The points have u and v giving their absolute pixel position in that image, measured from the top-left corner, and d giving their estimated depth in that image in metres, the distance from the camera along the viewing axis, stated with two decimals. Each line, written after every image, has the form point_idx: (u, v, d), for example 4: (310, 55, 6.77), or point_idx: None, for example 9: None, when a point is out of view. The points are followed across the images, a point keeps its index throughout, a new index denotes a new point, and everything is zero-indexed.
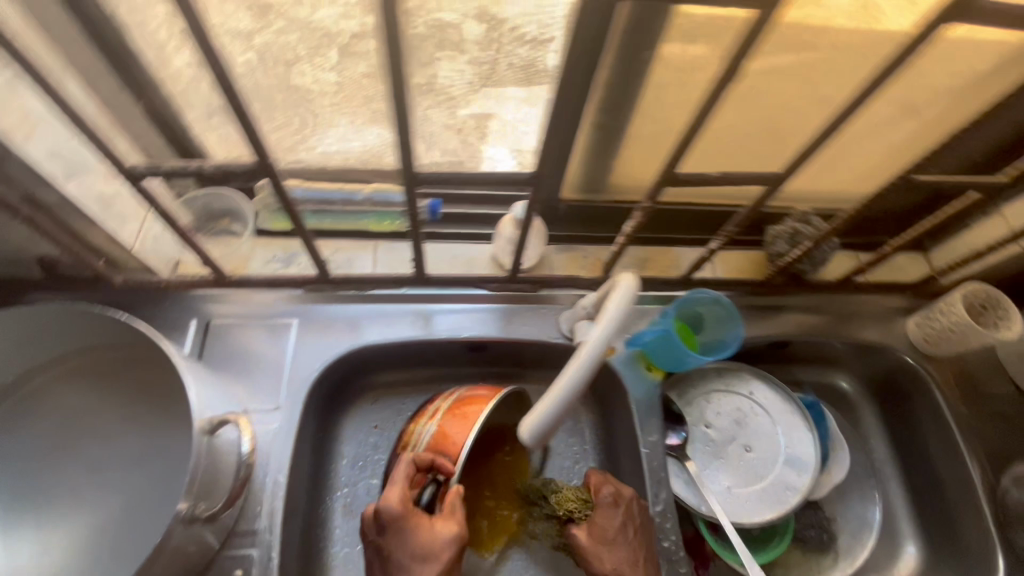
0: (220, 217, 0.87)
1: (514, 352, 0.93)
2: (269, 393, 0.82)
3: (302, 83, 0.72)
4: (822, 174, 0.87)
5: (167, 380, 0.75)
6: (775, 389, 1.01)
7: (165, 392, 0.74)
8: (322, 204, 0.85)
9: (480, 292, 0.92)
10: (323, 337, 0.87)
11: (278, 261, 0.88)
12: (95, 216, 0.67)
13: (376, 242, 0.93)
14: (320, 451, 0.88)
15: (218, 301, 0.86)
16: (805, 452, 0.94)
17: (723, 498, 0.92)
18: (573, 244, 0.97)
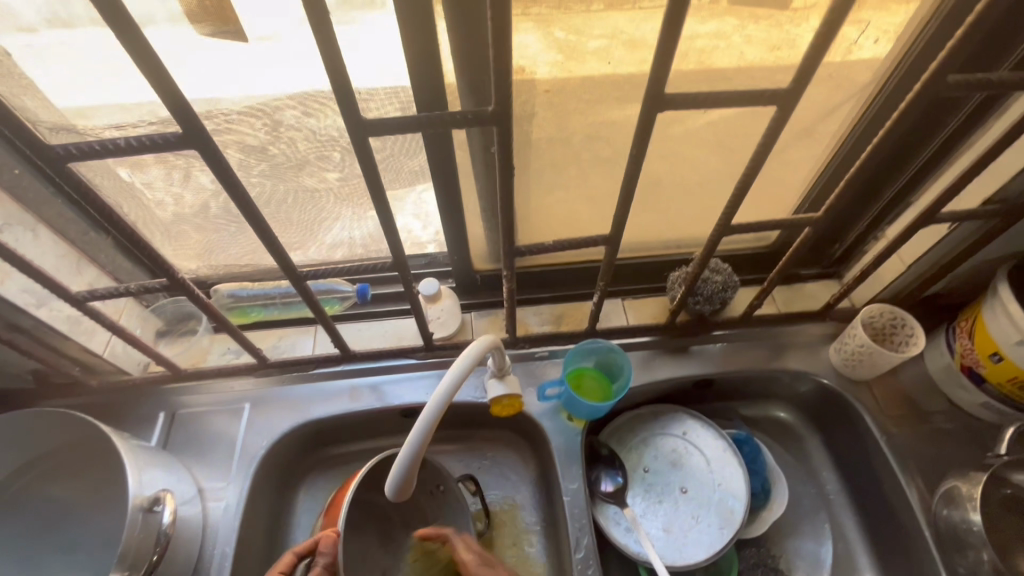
0: (185, 319, 1.03)
1: (446, 414, 1.00)
2: (224, 471, 0.92)
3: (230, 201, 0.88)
4: (702, 221, 0.95)
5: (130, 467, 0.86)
6: (707, 428, 1.03)
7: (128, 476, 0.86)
8: (267, 299, 1.00)
9: (410, 361, 1.01)
10: (271, 416, 0.98)
11: (233, 352, 1.01)
12: (66, 333, 0.82)
13: (317, 327, 1.05)
14: (275, 523, 0.96)
15: (183, 393, 0.99)
16: (738, 488, 0.95)
17: (660, 541, 0.93)
18: (495, 308, 1.06)
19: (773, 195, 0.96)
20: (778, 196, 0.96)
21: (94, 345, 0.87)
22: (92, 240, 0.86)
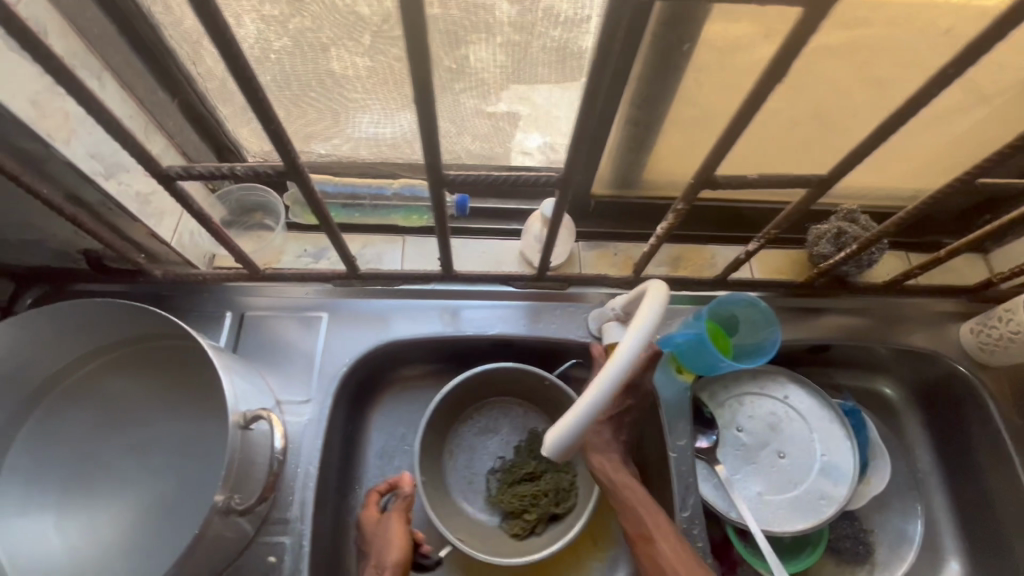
0: (253, 210, 0.90)
1: (539, 351, 0.92)
2: (302, 385, 0.84)
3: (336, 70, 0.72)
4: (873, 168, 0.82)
5: (203, 371, 0.77)
6: (811, 395, 0.97)
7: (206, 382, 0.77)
8: (352, 199, 0.86)
9: (507, 289, 0.92)
10: (351, 331, 0.89)
11: (309, 256, 0.89)
12: (134, 212, 0.69)
13: (405, 237, 0.93)
14: (349, 441, 0.90)
15: (252, 294, 0.89)
16: (843, 460, 0.90)
17: (754, 503, 0.90)
18: (604, 240, 0.94)
19: (957, 149, 0.82)
20: (962, 151, 0.82)
21: (162, 231, 0.74)
22: (161, 103, 0.71)
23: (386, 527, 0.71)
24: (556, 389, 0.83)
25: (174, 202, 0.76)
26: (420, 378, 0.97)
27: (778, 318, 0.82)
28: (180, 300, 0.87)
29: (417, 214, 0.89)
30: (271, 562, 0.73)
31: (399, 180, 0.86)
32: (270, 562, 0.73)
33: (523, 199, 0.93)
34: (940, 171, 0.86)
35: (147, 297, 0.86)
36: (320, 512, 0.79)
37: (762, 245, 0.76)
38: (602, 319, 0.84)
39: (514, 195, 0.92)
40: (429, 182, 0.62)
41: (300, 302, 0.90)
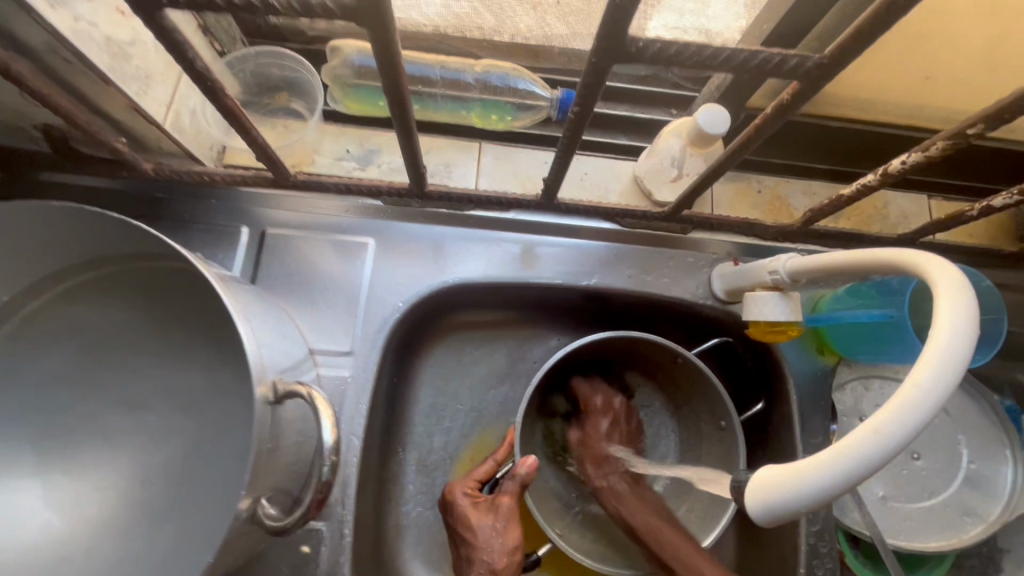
0: (276, 89, 0.66)
1: (640, 309, 0.72)
2: (342, 331, 0.65)
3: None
4: None
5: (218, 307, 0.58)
6: (962, 387, 0.78)
7: (223, 319, 0.58)
8: (418, 84, 0.61)
9: (608, 227, 0.70)
10: (404, 265, 0.68)
11: (353, 159, 0.65)
12: (105, 72, 0.45)
13: (481, 143, 0.69)
14: (394, 399, 0.73)
15: (277, 206, 0.68)
16: (995, 472, 0.74)
17: (877, 510, 0.74)
18: (744, 169, 0.70)
19: None
20: None
21: (151, 105, 0.51)
22: None
23: (497, 518, 0.61)
24: (689, 368, 0.69)
25: (167, 63, 0.52)
26: (482, 327, 0.78)
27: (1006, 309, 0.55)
28: (183, 207, 0.66)
29: (501, 112, 0.64)
30: (304, 553, 0.58)
31: (483, 62, 0.61)
32: (303, 553, 0.58)
33: (643, 106, 0.68)
34: None
35: (139, 199, 0.65)
36: (362, 489, 0.64)
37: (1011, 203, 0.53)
38: (741, 280, 0.63)
39: (634, 97, 0.67)
40: (581, 89, 0.38)
41: (340, 221, 0.69)
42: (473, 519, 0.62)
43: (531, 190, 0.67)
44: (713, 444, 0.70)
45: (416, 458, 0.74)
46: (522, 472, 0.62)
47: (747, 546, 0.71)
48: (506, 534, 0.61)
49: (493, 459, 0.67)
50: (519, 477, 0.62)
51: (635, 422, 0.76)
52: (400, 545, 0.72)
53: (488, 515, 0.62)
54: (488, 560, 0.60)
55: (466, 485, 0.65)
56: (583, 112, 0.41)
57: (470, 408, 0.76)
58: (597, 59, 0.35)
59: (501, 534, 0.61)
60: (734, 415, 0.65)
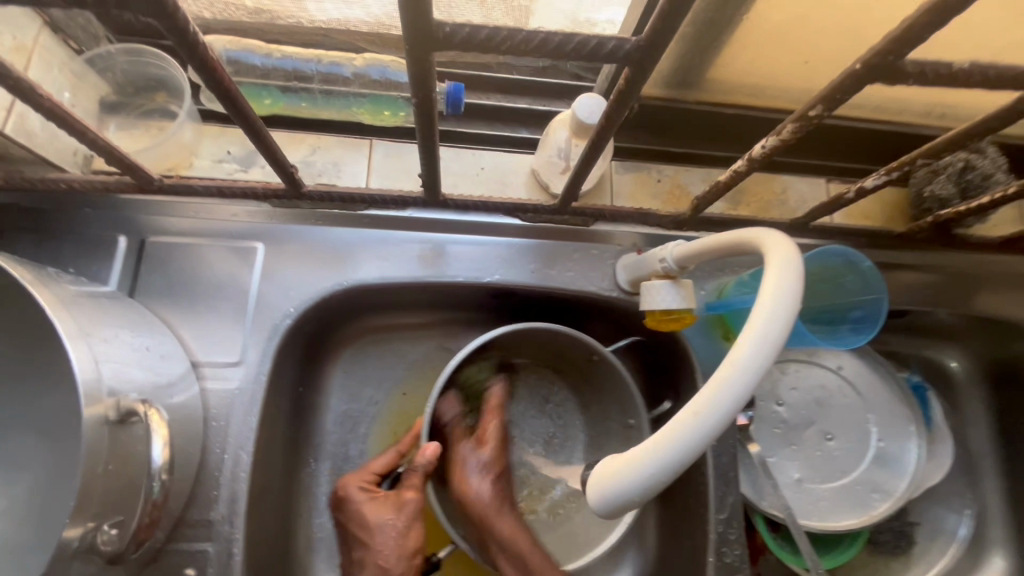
0: (150, 89, 0.62)
1: (549, 304, 0.72)
2: (230, 341, 0.62)
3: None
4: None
5: None
6: (869, 366, 0.80)
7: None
8: (295, 79, 0.60)
9: (509, 222, 0.69)
10: (297, 270, 0.65)
11: (234, 161, 0.63)
12: None
13: (372, 140, 0.67)
14: (300, 409, 0.71)
15: (161, 213, 0.65)
16: (901, 448, 0.76)
17: (792, 493, 0.75)
18: (644, 161, 0.70)
19: None
20: None
21: None
22: None
23: (397, 516, 0.61)
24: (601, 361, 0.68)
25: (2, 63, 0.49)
26: (393, 330, 0.76)
27: (886, 288, 0.58)
28: (53, 218, 0.62)
29: (387, 107, 0.62)
30: None
31: (363, 55, 0.59)
32: None
33: (539, 98, 0.67)
34: None
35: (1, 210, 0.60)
36: (258, 504, 0.61)
37: (884, 183, 0.54)
38: (639, 271, 0.63)
39: (528, 88, 0.66)
40: (411, 76, 0.37)
41: (228, 226, 0.65)
42: (362, 514, 0.61)
43: (418, 186, 0.65)
44: (626, 443, 0.71)
45: (326, 469, 0.72)
46: (421, 463, 0.60)
47: (664, 538, 0.71)
48: (404, 535, 0.60)
49: (395, 452, 0.65)
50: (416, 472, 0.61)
51: (546, 421, 0.74)
52: (311, 558, 0.69)
53: (377, 513, 0.61)
54: (383, 561, 0.59)
55: (359, 479, 0.63)
56: (425, 97, 0.40)
57: (384, 413, 0.74)
58: (414, 47, 0.33)
59: (399, 534, 0.60)
60: (644, 414, 0.67)
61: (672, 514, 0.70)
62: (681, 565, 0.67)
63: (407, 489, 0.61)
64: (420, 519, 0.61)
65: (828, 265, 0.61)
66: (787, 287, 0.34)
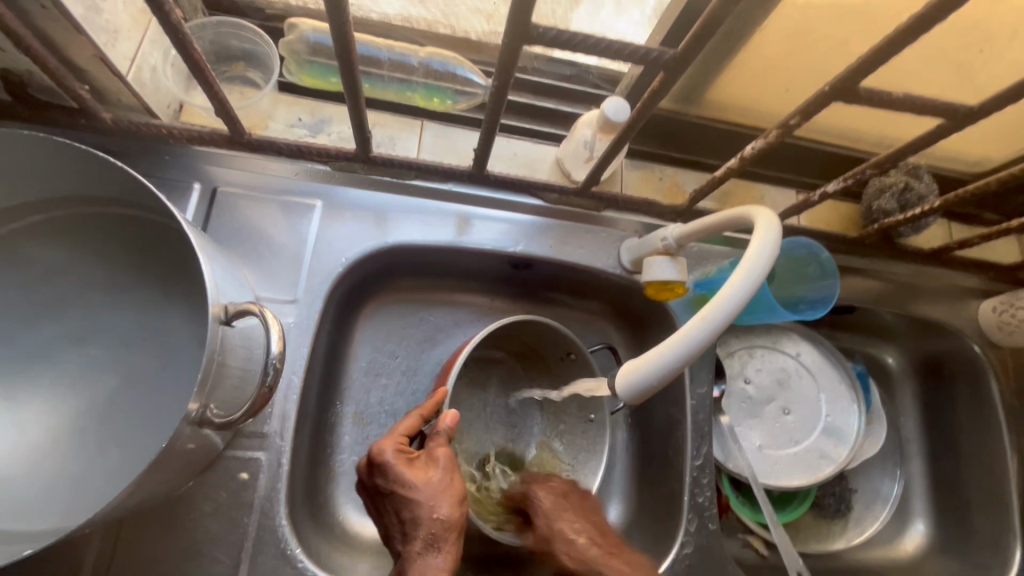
0: (234, 59, 0.71)
1: (560, 277, 0.83)
2: (287, 282, 0.71)
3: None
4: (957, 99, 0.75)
5: (168, 250, 0.63)
6: (821, 354, 0.94)
7: (180, 264, 0.63)
8: (366, 64, 0.69)
9: (533, 203, 0.80)
10: (349, 227, 0.75)
11: (304, 127, 0.72)
12: (78, 21, 0.50)
13: (423, 122, 0.77)
14: (335, 352, 0.79)
15: (229, 166, 0.73)
16: (846, 422, 0.90)
17: (754, 456, 0.88)
18: (649, 161, 0.82)
19: None
20: None
21: (116, 57, 0.56)
22: None
23: (440, 470, 0.61)
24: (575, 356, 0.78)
25: (134, 22, 0.58)
26: (422, 292, 0.86)
27: (839, 271, 0.71)
28: (133, 161, 0.69)
29: (441, 95, 0.73)
30: (243, 480, 0.63)
31: (427, 49, 0.70)
32: (241, 479, 0.63)
33: (567, 100, 0.79)
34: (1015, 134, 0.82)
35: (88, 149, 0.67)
36: (299, 427, 0.69)
37: (840, 189, 0.67)
38: (641, 251, 0.75)
39: (558, 92, 0.78)
40: (498, 65, 0.48)
41: (290, 183, 0.74)
42: (407, 475, 0.60)
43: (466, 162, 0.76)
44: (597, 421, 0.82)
45: (352, 409, 0.80)
46: (447, 423, 0.64)
47: (645, 487, 0.82)
48: (450, 486, 0.60)
49: (418, 414, 0.67)
50: (443, 430, 0.64)
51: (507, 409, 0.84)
52: (333, 488, 0.77)
53: (417, 472, 0.60)
54: (439, 518, 0.58)
55: (393, 442, 0.62)
56: (502, 81, 0.51)
57: (406, 365, 0.83)
58: (511, 42, 0.44)
59: (447, 486, 0.60)
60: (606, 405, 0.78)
61: (653, 465, 0.82)
62: (659, 506, 0.79)
63: (436, 447, 0.63)
64: (457, 468, 0.62)
65: (794, 255, 0.75)
66: (755, 267, 0.47)
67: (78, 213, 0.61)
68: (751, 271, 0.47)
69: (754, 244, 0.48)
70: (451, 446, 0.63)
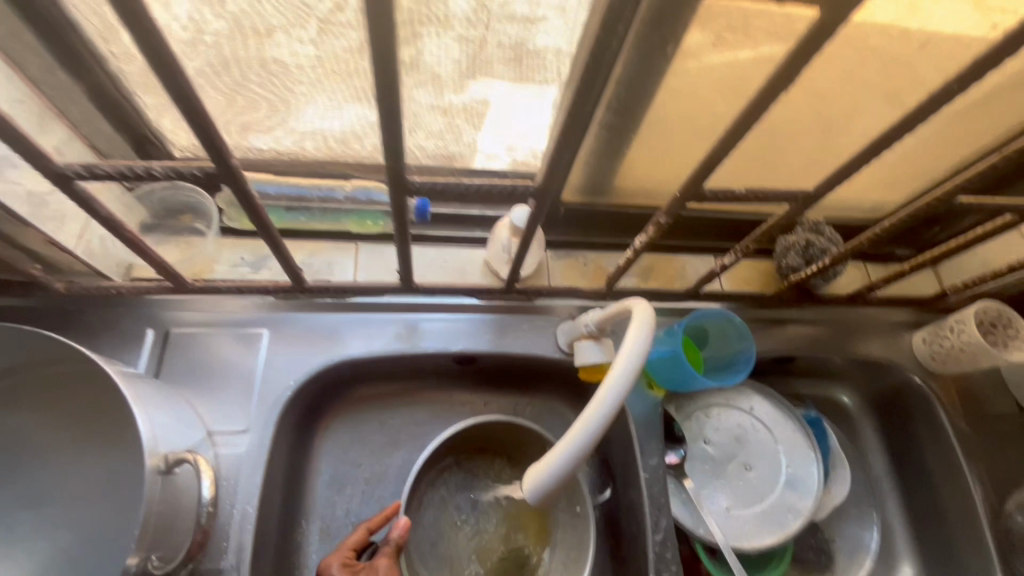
0: (180, 212, 0.79)
1: (505, 367, 0.87)
2: (239, 411, 0.74)
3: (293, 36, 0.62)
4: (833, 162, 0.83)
5: (109, 400, 0.67)
6: (774, 405, 0.97)
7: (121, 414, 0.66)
8: (297, 202, 0.78)
9: (472, 302, 0.84)
10: (298, 349, 0.79)
11: (247, 265, 0.79)
12: (25, 217, 0.58)
13: (358, 244, 0.85)
14: (295, 471, 0.81)
15: (183, 307, 0.78)
16: (807, 473, 0.91)
17: (723, 519, 0.88)
18: (573, 250, 0.90)
19: (915, 162, 0.86)
20: (916, 165, 0.86)
21: (64, 237, 0.63)
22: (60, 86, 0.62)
23: None
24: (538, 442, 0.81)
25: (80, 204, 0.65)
26: (378, 399, 0.88)
27: (753, 334, 0.81)
28: (90, 318, 0.74)
29: (373, 218, 0.81)
30: None
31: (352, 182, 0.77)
32: None
33: (489, 206, 0.87)
34: (898, 181, 0.90)
35: (48, 313, 0.73)
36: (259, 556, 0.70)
37: (737, 259, 0.76)
38: (573, 334, 0.80)
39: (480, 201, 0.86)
40: (389, 187, 0.56)
41: (240, 316, 0.79)
42: None
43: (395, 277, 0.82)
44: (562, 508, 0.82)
45: (317, 527, 0.81)
46: (395, 534, 0.68)
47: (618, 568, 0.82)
48: None
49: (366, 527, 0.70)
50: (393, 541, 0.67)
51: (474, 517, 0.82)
52: None
53: None
54: None
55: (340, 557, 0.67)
56: (398, 206, 0.58)
57: (368, 473, 0.85)
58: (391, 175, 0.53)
59: None
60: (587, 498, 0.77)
61: (622, 544, 0.82)
62: None
63: (380, 558, 0.66)
64: None
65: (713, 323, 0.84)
66: (624, 365, 0.52)
67: (34, 380, 0.66)
68: (625, 369, 0.53)
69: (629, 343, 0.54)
70: (394, 558, 0.67)
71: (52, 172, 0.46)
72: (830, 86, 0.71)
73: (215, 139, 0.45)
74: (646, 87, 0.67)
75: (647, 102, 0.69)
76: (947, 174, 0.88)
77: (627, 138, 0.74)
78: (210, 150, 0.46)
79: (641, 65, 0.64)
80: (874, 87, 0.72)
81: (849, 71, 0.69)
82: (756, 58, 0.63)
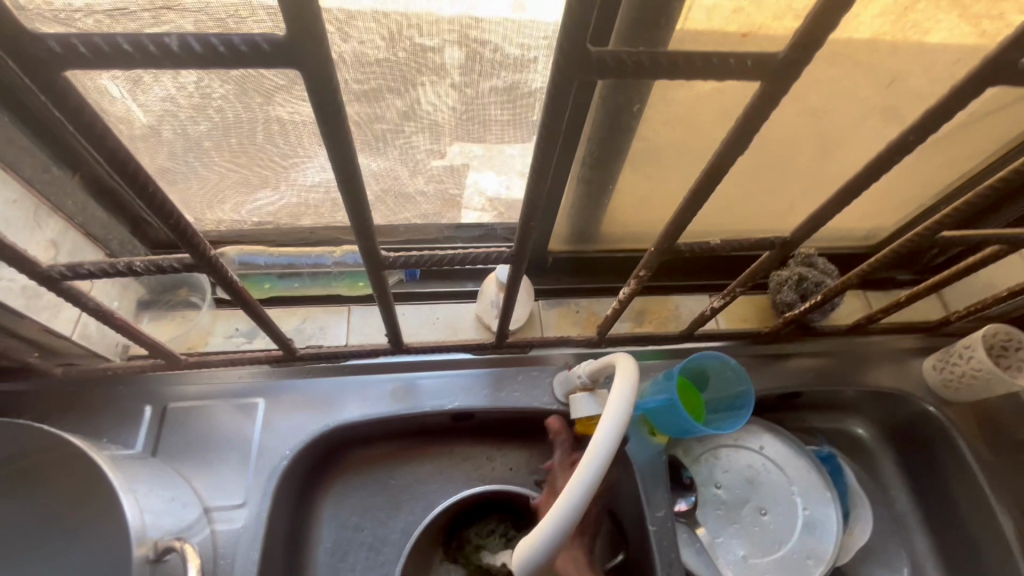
0: (177, 287, 0.82)
1: (503, 420, 0.85)
2: (235, 485, 0.74)
3: (271, 117, 0.65)
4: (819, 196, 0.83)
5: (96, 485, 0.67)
6: (785, 443, 0.93)
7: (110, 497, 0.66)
8: (289, 268, 0.80)
9: (466, 357, 0.84)
10: (293, 416, 0.79)
11: (241, 335, 0.81)
12: (21, 310, 0.60)
13: (350, 306, 0.86)
14: (295, 542, 0.80)
15: (179, 382, 0.78)
16: (825, 515, 0.87)
17: (740, 569, 0.84)
18: (564, 297, 0.90)
19: (903, 189, 0.85)
20: (905, 191, 0.86)
21: (60, 324, 0.65)
22: (55, 180, 0.64)
23: None
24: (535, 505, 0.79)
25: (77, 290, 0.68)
26: (378, 460, 0.87)
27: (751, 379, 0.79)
28: (87, 399, 0.75)
29: (365, 279, 0.84)
30: None
31: (341, 248, 0.76)
32: None
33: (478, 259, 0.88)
34: (888, 207, 0.89)
35: (47, 396, 0.74)
36: None
37: (726, 302, 0.75)
38: (568, 385, 0.79)
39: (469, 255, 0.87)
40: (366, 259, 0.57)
41: (236, 386, 0.80)
42: None
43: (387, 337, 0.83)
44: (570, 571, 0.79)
45: None
46: None
47: None
48: None
49: None
50: None
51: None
52: None
53: None
54: None
55: None
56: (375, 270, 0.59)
57: (369, 538, 0.83)
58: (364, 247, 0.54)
59: None
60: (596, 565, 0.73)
61: None
62: None
63: None
64: None
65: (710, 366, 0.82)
66: (599, 448, 0.51)
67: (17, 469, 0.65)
68: (602, 449, 0.51)
69: (605, 418, 0.53)
70: None
71: (38, 274, 0.48)
72: (803, 125, 0.72)
73: (189, 232, 0.46)
74: (618, 140, 0.68)
75: (621, 155, 0.70)
76: (937, 198, 0.87)
77: (606, 189, 0.75)
78: (184, 241, 0.47)
79: (612, 121, 0.65)
80: (848, 123, 0.72)
81: (819, 109, 0.70)
82: (724, 106, 0.64)
